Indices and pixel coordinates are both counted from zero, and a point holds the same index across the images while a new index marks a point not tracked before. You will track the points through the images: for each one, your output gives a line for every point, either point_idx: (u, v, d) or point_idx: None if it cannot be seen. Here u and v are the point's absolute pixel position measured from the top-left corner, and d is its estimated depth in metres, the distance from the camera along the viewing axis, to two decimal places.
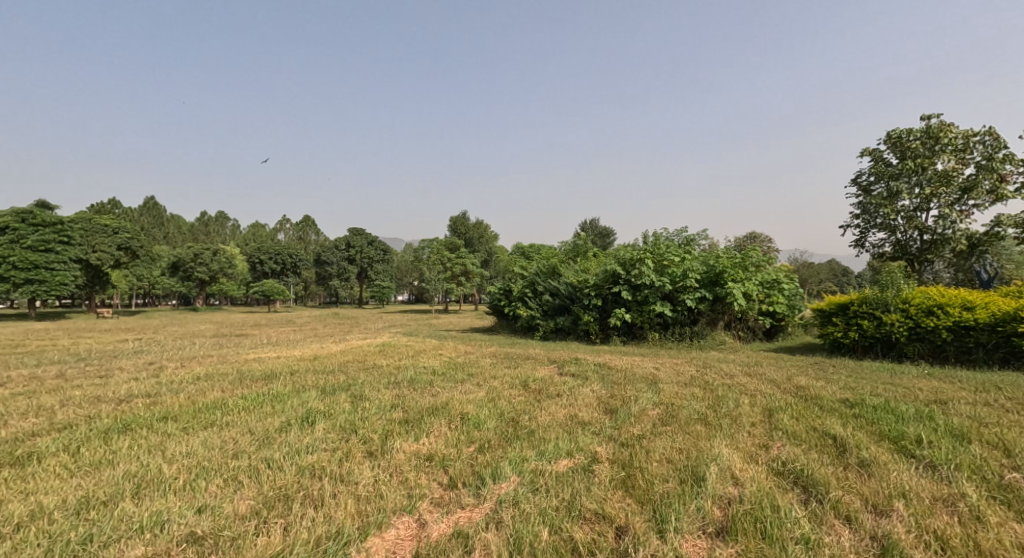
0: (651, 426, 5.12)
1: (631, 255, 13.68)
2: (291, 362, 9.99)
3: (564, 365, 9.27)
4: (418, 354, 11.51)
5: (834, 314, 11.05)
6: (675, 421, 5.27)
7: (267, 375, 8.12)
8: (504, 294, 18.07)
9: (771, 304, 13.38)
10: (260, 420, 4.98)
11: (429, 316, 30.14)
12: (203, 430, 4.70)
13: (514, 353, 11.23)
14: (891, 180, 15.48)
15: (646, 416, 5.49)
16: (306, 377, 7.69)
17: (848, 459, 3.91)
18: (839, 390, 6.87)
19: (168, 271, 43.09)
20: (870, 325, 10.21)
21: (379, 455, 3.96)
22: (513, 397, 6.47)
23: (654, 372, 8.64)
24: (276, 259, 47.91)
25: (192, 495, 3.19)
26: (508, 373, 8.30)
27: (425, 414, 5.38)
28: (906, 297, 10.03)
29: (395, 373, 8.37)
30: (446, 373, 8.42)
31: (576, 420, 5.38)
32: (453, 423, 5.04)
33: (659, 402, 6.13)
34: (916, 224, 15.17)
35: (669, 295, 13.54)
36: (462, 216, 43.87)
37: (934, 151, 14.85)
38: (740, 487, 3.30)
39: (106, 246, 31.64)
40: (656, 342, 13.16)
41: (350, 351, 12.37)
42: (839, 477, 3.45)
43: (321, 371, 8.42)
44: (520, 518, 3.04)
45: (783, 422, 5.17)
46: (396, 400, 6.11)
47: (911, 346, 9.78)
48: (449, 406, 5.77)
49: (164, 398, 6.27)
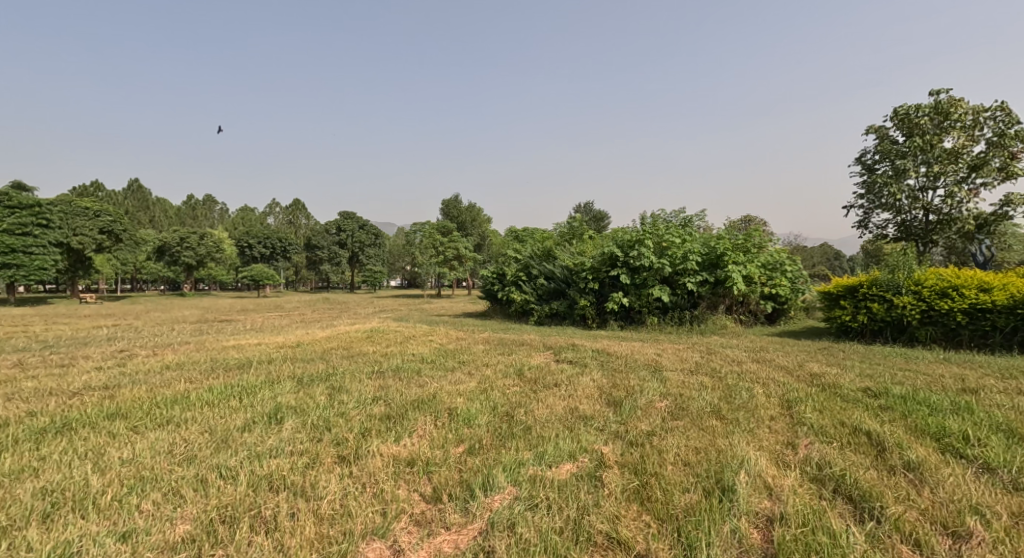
0: (659, 420, 4.62)
1: (629, 236, 13.16)
2: (272, 349, 9.43)
3: (560, 352, 8.78)
4: (407, 340, 10.97)
5: (841, 297, 10.59)
6: (687, 415, 4.77)
7: (243, 364, 7.54)
8: (498, 278, 17.56)
9: (774, 287, 12.90)
10: (222, 418, 4.42)
11: (420, 301, 29.54)
12: (156, 429, 4.12)
13: (508, 338, 10.72)
14: (897, 158, 14.95)
15: (654, 409, 4.99)
16: (283, 367, 7.12)
17: (894, 460, 3.43)
18: (857, 378, 6.39)
19: (154, 256, 42.15)
20: (881, 308, 9.77)
21: (356, 460, 3.44)
22: (508, 388, 5.95)
23: (657, 358, 8.14)
24: (265, 243, 47.00)
25: (117, 516, 2.66)
26: (502, 361, 7.78)
27: (409, 409, 4.84)
28: (918, 279, 9.55)
29: (380, 361, 7.82)
30: (436, 361, 7.89)
31: (577, 414, 4.86)
32: (441, 418, 4.52)
33: (666, 393, 5.62)
34: (921, 203, 14.72)
35: (668, 279, 13.04)
36: (454, 199, 43.15)
37: (943, 128, 14.31)
38: (779, 502, 2.82)
39: (87, 229, 30.70)
40: (655, 327, 12.70)
41: (336, 338, 11.78)
42: (894, 487, 2.98)
43: (301, 360, 7.85)
44: (518, 547, 2.54)
45: (804, 415, 4.69)
46: (378, 392, 5.57)
47: (923, 330, 9.34)
48: (436, 399, 5.23)
49: (123, 391, 5.69)
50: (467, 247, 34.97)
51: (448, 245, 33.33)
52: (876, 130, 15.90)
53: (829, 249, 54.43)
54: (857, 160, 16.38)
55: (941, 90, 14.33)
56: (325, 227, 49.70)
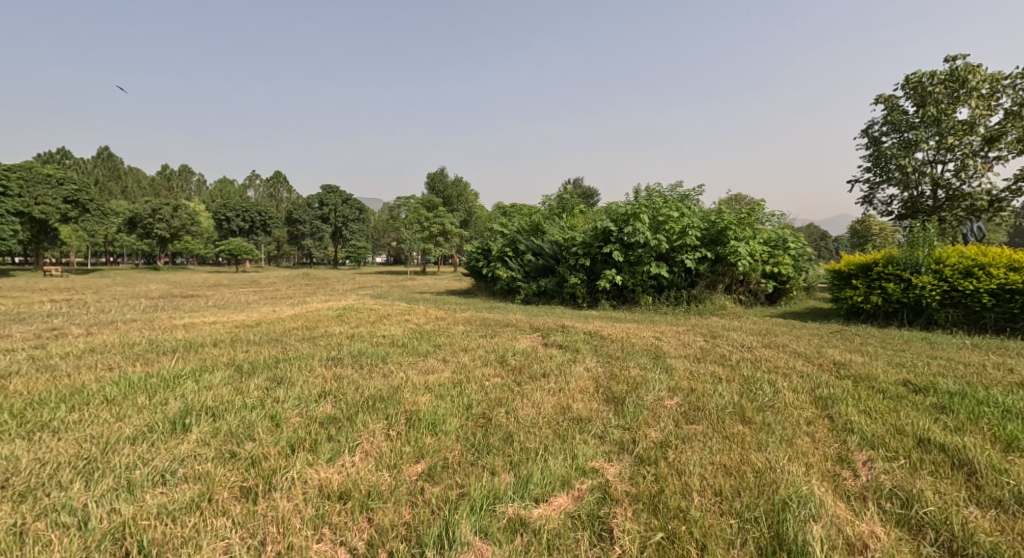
0: (672, 426, 3.74)
1: (624, 210, 12.21)
2: (225, 329, 8.40)
3: (549, 334, 7.84)
4: (380, 320, 9.99)
5: (853, 276, 9.71)
6: (705, 419, 3.89)
7: (182, 347, 6.53)
8: (483, 255, 16.56)
9: (776, 265, 12.03)
10: (113, 423, 3.43)
11: (403, 278, 28.46)
12: (13, 441, 3.14)
13: (491, 318, 9.75)
14: (908, 130, 14.06)
15: (664, 410, 4.07)
16: (226, 351, 6.12)
17: (996, 490, 2.58)
18: (891, 369, 5.51)
19: (126, 227, 40.35)
20: (897, 289, 8.90)
21: (270, 491, 2.53)
22: (487, 380, 5.02)
23: (657, 343, 7.24)
24: (243, 217, 45.12)
25: None
26: (483, 345, 6.83)
27: (361, 409, 3.88)
28: (939, 256, 8.66)
29: (344, 344, 6.84)
30: (408, 345, 6.93)
31: (570, 416, 3.94)
32: (399, 423, 3.56)
33: (676, 387, 4.70)
34: (931, 177, 13.85)
35: (664, 256, 12.14)
36: (439, 172, 41.71)
37: (957, 97, 13.38)
38: None
39: (50, 199, 29.04)
40: (649, 307, 11.84)
41: (304, 317, 10.76)
42: (1006, 554, 2.19)
43: (252, 343, 6.85)
44: None
45: (849, 419, 3.80)
46: (328, 385, 4.59)
47: (943, 312, 8.51)
48: (397, 395, 4.27)
49: (13, 381, 4.66)
50: (454, 223, 33.78)
51: (433, 221, 32.10)
52: (885, 100, 14.99)
53: (816, 230, 54.01)
54: (863, 132, 15.51)
55: (956, 57, 13.40)
56: (305, 200, 47.97)
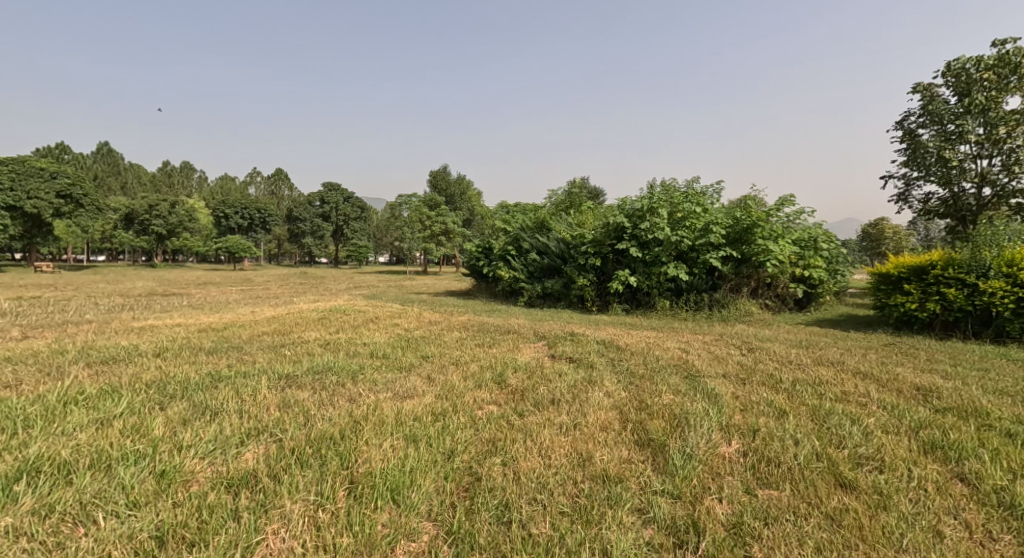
0: (741, 496, 2.58)
1: (641, 204, 11.01)
2: (180, 334, 7.21)
3: (557, 344, 6.66)
4: (365, 324, 8.80)
5: (903, 280, 8.48)
6: (786, 482, 2.72)
7: (113, 358, 5.38)
8: (483, 253, 15.39)
9: (807, 268, 10.81)
10: None
11: (402, 278, 27.34)
12: None
13: (490, 324, 8.59)
14: (950, 121, 12.80)
15: (723, 464, 2.90)
16: (160, 364, 4.96)
17: None
18: (997, 399, 4.29)
19: (123, 224, 39.25)
20: (959, 295, 7.68)
21: None
22: (480, 410, 3.84)
23: (685, 357, 6.05)
24: (243, 214, 44.03)
25: None
26: (477, 358, 5.65)
27: (296, 458, 2.73)
28: (1012, 258, 7.41)
29: (312, 356, 5.69)
30: (389, 356, 5.77)
31: (594, 473, 2.76)
32: (337, 494, 2.40)
33: (729, 425, 3.52)
34: (976, 172, 12.57)
35: (683, 255, 10.94)
36: (440, 170, 40.68)
37: (1007, 84, 12.12)
38: None
39: (42, 193, 27.88)
40: (666, 312, 10.66)
41: (282, 319, 9.60)
42: None
43: (202, 353, 5.69)
44: None
45: (1002, 489, 2.61)
46: (265, 417, 3.43)
47: (1017, 323, 7.28)
48: (354, 436, 3.09)
49: None
50: (455, 222, 32.64)
51: (433, 220, 31.02)
52: (922, 89, 13.75)
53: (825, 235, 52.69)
54: (897, 124, 14.28)
55: (1006, 40, 12.15)
56: (306, 198, 46.86)
